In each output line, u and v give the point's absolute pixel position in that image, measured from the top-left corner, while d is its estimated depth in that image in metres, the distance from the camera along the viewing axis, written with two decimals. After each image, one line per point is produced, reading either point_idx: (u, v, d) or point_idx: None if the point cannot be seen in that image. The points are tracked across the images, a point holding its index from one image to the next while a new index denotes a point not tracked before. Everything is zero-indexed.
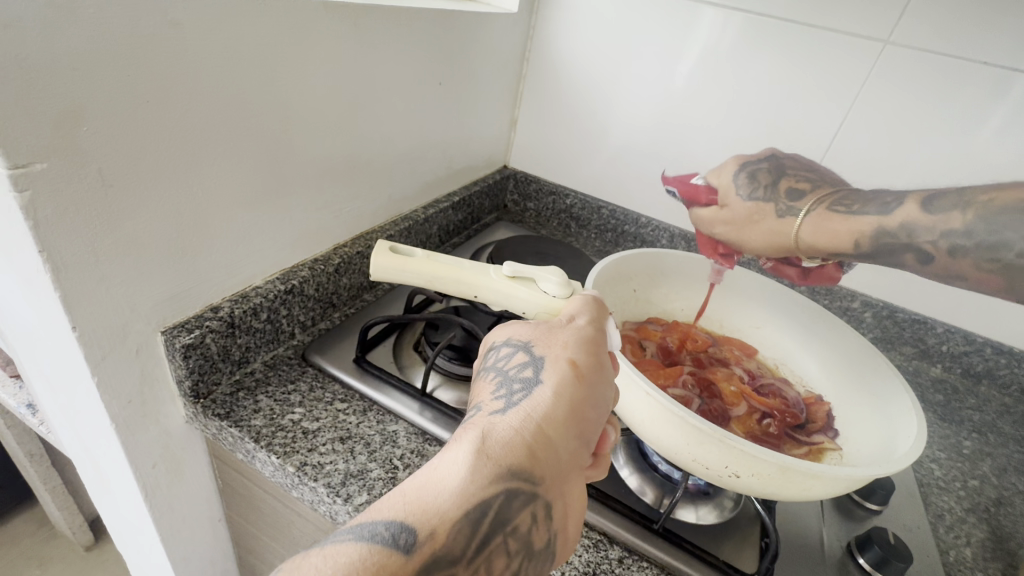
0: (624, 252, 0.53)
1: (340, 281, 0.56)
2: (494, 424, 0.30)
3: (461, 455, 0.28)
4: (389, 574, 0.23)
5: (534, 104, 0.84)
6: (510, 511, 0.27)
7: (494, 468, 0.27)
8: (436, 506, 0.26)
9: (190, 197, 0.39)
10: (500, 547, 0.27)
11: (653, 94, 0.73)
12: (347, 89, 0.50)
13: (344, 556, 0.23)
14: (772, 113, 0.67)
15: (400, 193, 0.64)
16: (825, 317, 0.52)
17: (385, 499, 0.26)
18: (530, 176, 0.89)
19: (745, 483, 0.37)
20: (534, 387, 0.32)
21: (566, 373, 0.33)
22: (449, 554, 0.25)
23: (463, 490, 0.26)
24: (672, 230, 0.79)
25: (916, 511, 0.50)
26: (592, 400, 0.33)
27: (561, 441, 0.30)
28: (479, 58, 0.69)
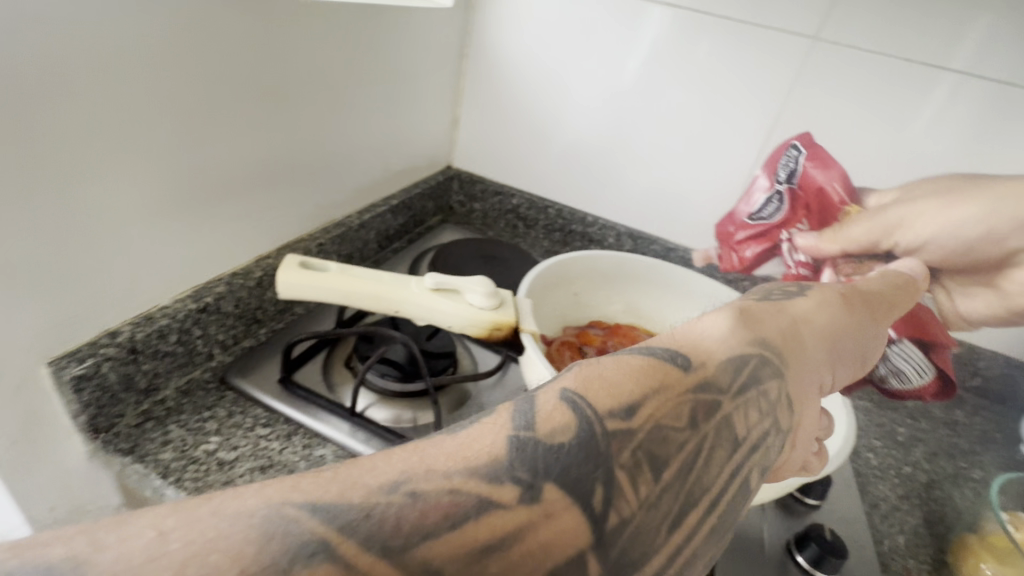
0: (561, 256, 0.52)
1: (264, 295, 0.53)
2: (751, 312, 0.34)
3: (721, 323, 0.33)
4: (672, 382, 0.27)
5: (476, 103, 0.82)
6: (762, 374, 0.30)
7: (752, 335, 0.32)
8: (708, 349, 0.30)
9: (73, 213, 0.35)
10: (754, 401, 0.29)
11: (595, 91, 0.73)
12: (261, 90, 0.47)
13: (633, 364, 0.28)
14: (710, 110, 0.67)
15: (331, 198, 0.61)
16: None
17: (658, 339, 0.30)
18: (475, 176, 0.87)
19: None
20: (793, 299, 0.37)
21: (823, 305, 0.38)
22: (716, 385, 0.28)
23: (723, 342, 0.31)
24: (618, 228, 0.78)
25: (854, 502, 0.51)
26: (835, 326, 0.37)
27: (810, 341, 0.34)
28: (413, 55, 0.67)
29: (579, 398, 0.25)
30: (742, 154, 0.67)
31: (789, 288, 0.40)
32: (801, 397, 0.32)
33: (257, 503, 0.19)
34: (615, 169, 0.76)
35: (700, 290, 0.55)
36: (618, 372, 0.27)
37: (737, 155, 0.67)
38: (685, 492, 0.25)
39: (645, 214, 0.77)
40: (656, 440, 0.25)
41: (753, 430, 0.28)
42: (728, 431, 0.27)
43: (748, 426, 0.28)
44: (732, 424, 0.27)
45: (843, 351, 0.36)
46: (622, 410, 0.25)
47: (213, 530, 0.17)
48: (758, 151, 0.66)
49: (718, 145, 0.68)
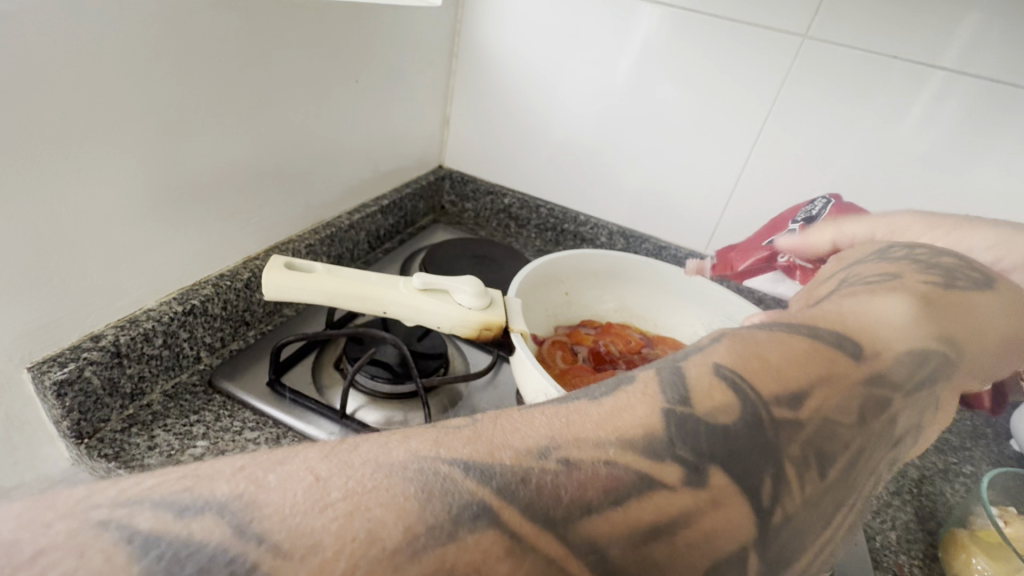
0: (552, 255, 0.52)
1: (252, 296, 0.52)
2: (934, 299, 0.30)
3: (907, 309, 0.28)
4: (842, 371, 0.25)
5: (465, 101, 0.81)
6: (931, 376, 0.27)
7: (932, 330, 0.28)
8: (881, 337, 0.27)
9: (53, 214, 0.35)
10: (912, 401, 0.27)
11: (584, 90, 0.73)
12: (246, 89, 0.46)
13: (801, 343, 0.25)
14: (700, 108, 0.67)
15: (320, 199, 0.61)
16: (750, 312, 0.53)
17: (825, 314, 0.27)
18: (466, 175, 0.86)
19: None
20: (980, 290, 0.32)
21: (1004, 304, 0.33)
22: (890, 379, 0.26)
23: (904, 328, 0.27)
24: (610, 227, 0.78)
25: None
26: (1004, 333, 0.32)
27: (983, 342, 0.30)
28: (400, 54, 0.66)
29: (741, 377, 0.23)
30: (732, 153, 0.67)
31: (974, 272, 0.34)
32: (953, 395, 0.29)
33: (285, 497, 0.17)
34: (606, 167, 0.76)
35: (690, 289, 0.55)
36: (786, 353, 0.25)
37: (727, 154, 0.67)
38: (840, 486, 0.24)
39: (637, 213, 0.77)
40: (824, 438, 0.23)
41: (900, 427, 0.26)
42: (888, 427, 0.25)
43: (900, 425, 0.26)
44: (893, 423, 0.26)
45: (1004, 353, 0.32)
46: (794, 396, 0.23)
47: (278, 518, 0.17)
48: (748, 149, 0.66)
49: (708, 144, 0.68)
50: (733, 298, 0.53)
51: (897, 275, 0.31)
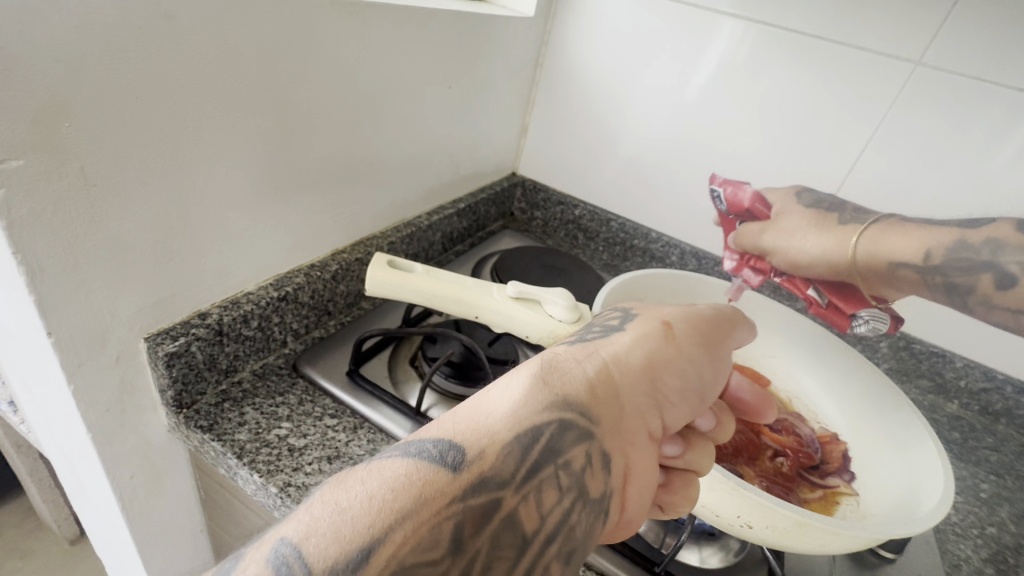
0: (635, 272, 0.51)
1: (337, 288, 0.54)
2: (559, 362, 0.31)
3: (523, 381, 0.29)
4: (436, 492, 0.23)
5: (546, 110, 0.81)
6: (561, 443, 0.27)
7: (550, 395, 0.28)
8: (485, 432, 0.25)
9: (181, 199, 0.37)
10: (551, 479, 0.26)
11: (665, 106, 0.71)
12: (351, 91, 0.48)
13: (392, 471, 0.23)
14: (790, 131, 0.64)
15: (404, 198, 0.62)
16: (837, 349, 0.51)
17: (433, 423, 0.26)
18: (539, 184, 0.87)
19: (758, 534, 0.35)
20: (610, 339, 0.34)
21: (646, 347, 0.33)
22: (496, 476, 0.24)
23: (514, 413, 0.27)
24: (683, 247, 0.76)
25: (932, 560, 0.47)
26: (674, 366, 0.33)
27: (626, 388, 0.31)
28: (491, 62, 0.67)
29: (302, 548, 0.20)
30: (822, 180, 0.64)
31: (613, 323, 0.36)
32: (621, 454, 0.29)
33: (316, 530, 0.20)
34: (682, 185, 0.74)
35: (775, 318, 0.54)
36: (371, 488, 0.22)
37: (815, 181, 0.64)
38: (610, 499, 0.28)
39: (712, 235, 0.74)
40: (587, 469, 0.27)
41: (552, 513, 0.25)
42: (512, 529, 0.24)
43: (542, 516, 0.25)
44: (518, 522, 0.24)
45: (676, 387, 0.33)
46: (355, 557, 0.20)
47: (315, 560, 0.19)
48: (841, 178, 0.62)
49: (795, 169, 0.65)
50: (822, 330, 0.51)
51: (635, 314, 0.38)
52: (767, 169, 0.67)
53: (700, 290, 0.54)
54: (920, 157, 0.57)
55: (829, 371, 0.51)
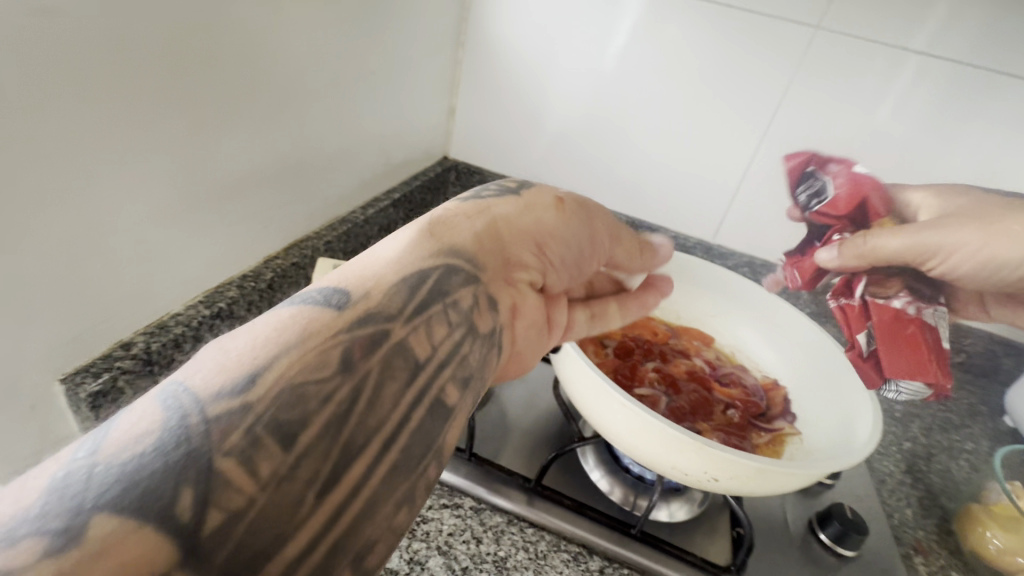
0: None
1: (275, 296, 0.51)
2: (449, 218, 0.30)
3: (410, 233, 0.28)
4: (321, 327, 0.22)
5: (472, 90, 0.80)
6: (448, 286, 0.27)
7: (436, 245, 0.28)
8: (373, 274, 0.25)
9: (88, 221, 0.33)
10: (440, 316, 0.26)
11: (587, 79, 0.71)
12: (269, 85, 0.44)
13: (280, 317, 0.22)
14: (708, 97, 0.66)
15: (335, 194, 0.59)
16: (771, 302, 0.55)
17: (318, 274, 0.25)
18: (473, 167, 0.85)
19: (722, 485, 0.37)
20: (505, 197, 0.33)
21: (536, 207, 0.33)
22: (384, 311, 0.24)
23: (399, 261, 0.26)
24: (620, 218, 0.79)
25: (863, 479, 0.53)
26: (566, 227, 0.33)
27: (514, 242, 0.31)
28: (411, 43, 0.64)
29: (188, 388, 0.19)
30: (741, 142, 0.67)
31: (510, 184, 0.35)
32: (504, 297, 0.30)
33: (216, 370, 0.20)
34: (612, 159, 0.75)
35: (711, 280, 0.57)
36: (258, 332, 0.22)
37: (735, 142, 0.68)
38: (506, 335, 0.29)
39: (644, 204, 0.76)
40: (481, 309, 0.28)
41: (444, 343, 0.25)
42: (405, 354, 0.24)
43: (433, 345, 0.25)
44: None
45: (564, 251, 0.34)
46: (242, 383, 0.20)
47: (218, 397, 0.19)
48: (756, 142, 0.66)
49: (715, 133, 0.68)
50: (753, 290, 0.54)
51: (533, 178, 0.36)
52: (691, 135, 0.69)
53: None
54: (819, 118, 0.62)
55: (766, 321, 0.55)
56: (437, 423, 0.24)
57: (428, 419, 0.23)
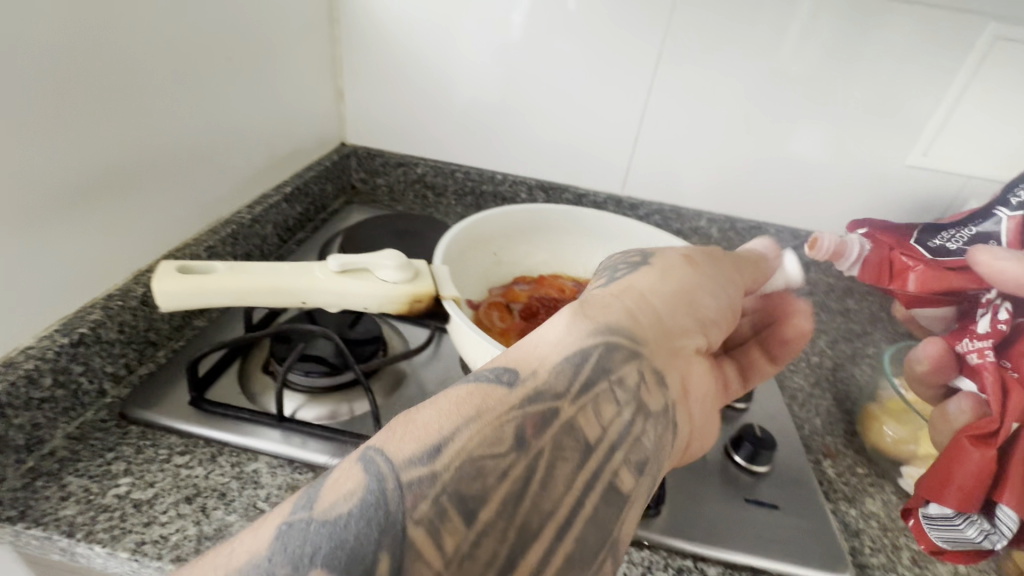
0: (472, 216, 0.50)
1: (153, 313, 0.47)
2: (597, 298, 0.35)
3: (564, 315, 0.32)
4: (494, 404, 0.27)
5: (355, 69, 0.76)
6: (611, 363, 0.31)
7: (593, 323, 0.32)
8: (535, 354, 0.30)
9: None
10: (607, 393, 0.30)
11: (487, 46, 0.71)
12: (102, 63, 0.40)
13: (455, 393, 0.28)
14: (608, 50, 0.69)
15: (210, 193, 0.55)
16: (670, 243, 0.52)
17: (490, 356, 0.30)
18: (372, 150, 0.81)
19: None
20: (637, 272, 0.37)
21: (671, 271, 0.38)
22: (551, 390, 0.29)
23: (562, 341, 0.31)
24: (529, 183, 0.80)
25: (775, 397, 0.55)
26: (704, 292, 0.38)
27: (660, 313, 0.35)
28: (266, 21, 0.60)
29: (384, 453, 0.25)
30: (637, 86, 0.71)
31: (634, 258, 0.39)
32: (670, 371, 0.33)
33: (387, 438, 0.26)
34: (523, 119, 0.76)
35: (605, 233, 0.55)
36: (438, 405, 0.27)
37: (635, 88, 0.71)
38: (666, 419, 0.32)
39: (558, 163, 0.78)
40: (646, 384, 0.31)
41: (612, 424, 0.29)
42: (574, 435, 0.28)
43: (601, 426, 0.29)
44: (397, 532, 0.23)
45: (712, 307, 0.38)
46: (430, 452, 0.25)
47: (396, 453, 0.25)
48: (648, 85, 0.71)
49: (619, 82, 0.71)
50: (647, 233, 0.54)
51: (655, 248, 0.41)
52: (596, 88, 0.72)
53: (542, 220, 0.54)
54: (697, 56, 0.68)
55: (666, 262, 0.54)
56: (608, 505, 0.27)
57: (601, 503, 0.27)
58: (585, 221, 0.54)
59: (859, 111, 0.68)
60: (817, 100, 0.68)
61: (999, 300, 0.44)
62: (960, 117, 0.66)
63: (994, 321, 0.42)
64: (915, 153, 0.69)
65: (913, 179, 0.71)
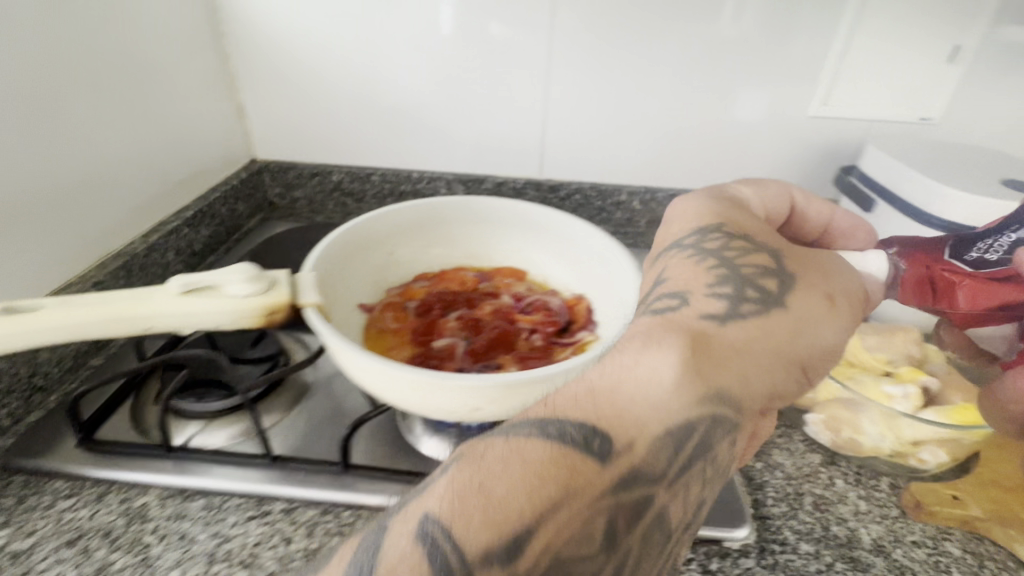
0: (345, 226, 0.47)
1: (33, 356, 0.46)
2: (714, 338, 0.32)
3: (673, 359, 0.30)
4: (574, 476, 0.27)
5: (253, 82, 0.74)
6: (715, 437, 0.30)
7: (700, 391, 0.30)
8: (631, 420, 0.29)
9: None
10: (699, 476, 0.30)
11: (399, 48, 0.70)
12: None
13: (533, 454, 0.27)
14: (517, 39, 0.69)
15: (92, 228, 0.54)
16: (555, 217, 0.51)
17: (568, 410, 0.28)
18: (284, 163, 0.80)
19: (490, 413, 0.35)
20: (764, 312, 0.34)
21: (822, 300, 0.35)
22: (649, 472, 0.28)
23: (665, 403, 0.29)
24: (446, 178, 0.79)
25: None
26: (818, 331, 0.34)
27: (750, 365, 0.32)
28: (138, 44, 0.59)
29: (440, 520, 0.25)
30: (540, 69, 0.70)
31: (721, 289, 0.35)
32: (751, 428, 0.33)
33: (449, 503, 0.25)
34: (431, 114, 0.75)
35: (492, 218, 0.53)
36: (514, 472, 0.26)
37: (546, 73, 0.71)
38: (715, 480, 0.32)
39: (478, 156, 0.78)
40: (708, 480, 0.31)
41: (686, 512, 0.30)
42: (660, 526, 0.29)
43: (683, 514, 0.30)
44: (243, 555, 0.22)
45: (822, 342, 0.35)
46: (514, 540, 0.24)
47: (465, 519, 0.25)
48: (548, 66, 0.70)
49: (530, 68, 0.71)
50: (533, 212, 0.52)
51: (726, 261, 0.37)
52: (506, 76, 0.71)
53: (428, 214, 0.52)
54: (588, 30, 0.67)
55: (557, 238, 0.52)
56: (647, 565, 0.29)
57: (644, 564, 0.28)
58: (471, 209, 0.53)
59: (756, 68, 0.68)
60: (714, 61, 0.68)
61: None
62: (852, 63, 0.66)
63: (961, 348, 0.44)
64: (816, 103, 0.69)
65: (817, 130, 0.71)
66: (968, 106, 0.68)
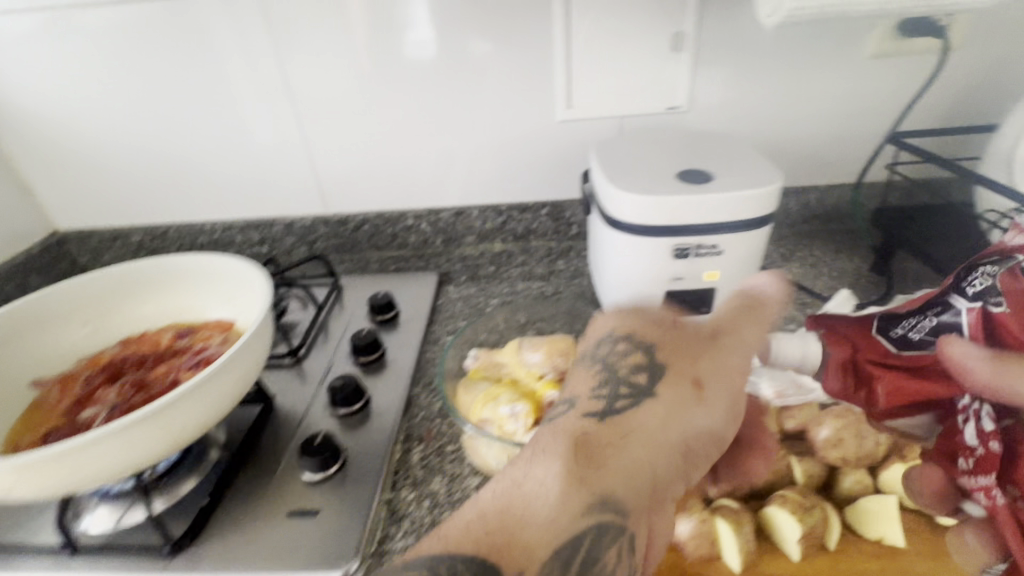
0: (10, 304, 0.48)
1: None
2: (587, 441, 0.32)
3: (554, 469, 0.31)
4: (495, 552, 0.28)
5: (32, 160, 0.77)
6: (597, 550, 0.28)
7: (582, 495, 0.30)
8: (523, 533, 0.28)
9: None
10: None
11: (136, 109, 0.73)
12: None
13: (432, 546, 0.28)
14: (241, 82, 0.71)
15: None
16: (238, 267, 0.51)
17: (453, 532, 0.29)
18: (85, 231, 0.82)
19: (33, 491, 0.37)
20: (636, 400, 0.35)
21: (683, 387, 0.35)
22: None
23: (553, 511, 0.29)
24: (236, 225, 0.81)
25: (397, 390, 0.55)
26: (701, 426, 0.34)
27: (639, 460, 0.32)
28: None
29: None
30: (286, 111, 0.72)
31: (623, 365, 0.37)
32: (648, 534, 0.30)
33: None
34: (203, 167, 0.77)
35: (190, 273, 0.53)
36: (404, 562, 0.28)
37: (287, 113, 0.72)
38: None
39: (260, 200, 0.79)
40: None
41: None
42: None
43: None
44: None
45: (694, 439, 0.34)
46: None
47: None
48: (293, 106, 0.72)
49: (274, 111, 0.72)
50: (221, 264, 0.52)
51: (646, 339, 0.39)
52: (258, 120, 0.73)
53: (117, 278, 0.52)
54: (323, 66, 0.69)
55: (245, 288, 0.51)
56: None
57: None
58: (168, 266, 0.53)
59: (492, 82, 0.69)
60: (446, 80, 0.69)
61: (977, 404, 0.35)
62: (581, 64, 0.66)
63: (984, 435, 0.34)
64: (560, 108, 0.69)
65: (572, 133, 0.71)
66: (706, 89, 0.67)
